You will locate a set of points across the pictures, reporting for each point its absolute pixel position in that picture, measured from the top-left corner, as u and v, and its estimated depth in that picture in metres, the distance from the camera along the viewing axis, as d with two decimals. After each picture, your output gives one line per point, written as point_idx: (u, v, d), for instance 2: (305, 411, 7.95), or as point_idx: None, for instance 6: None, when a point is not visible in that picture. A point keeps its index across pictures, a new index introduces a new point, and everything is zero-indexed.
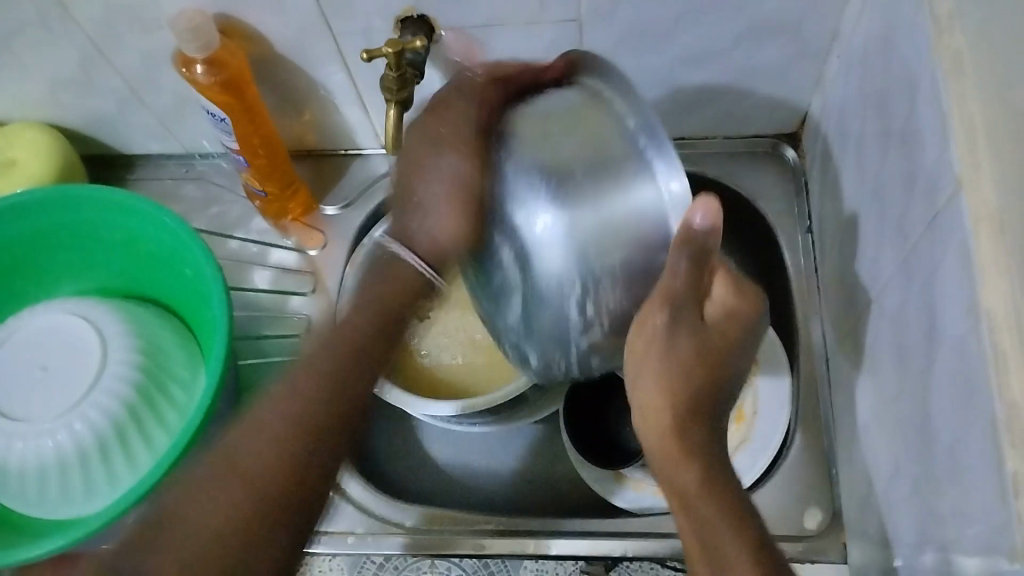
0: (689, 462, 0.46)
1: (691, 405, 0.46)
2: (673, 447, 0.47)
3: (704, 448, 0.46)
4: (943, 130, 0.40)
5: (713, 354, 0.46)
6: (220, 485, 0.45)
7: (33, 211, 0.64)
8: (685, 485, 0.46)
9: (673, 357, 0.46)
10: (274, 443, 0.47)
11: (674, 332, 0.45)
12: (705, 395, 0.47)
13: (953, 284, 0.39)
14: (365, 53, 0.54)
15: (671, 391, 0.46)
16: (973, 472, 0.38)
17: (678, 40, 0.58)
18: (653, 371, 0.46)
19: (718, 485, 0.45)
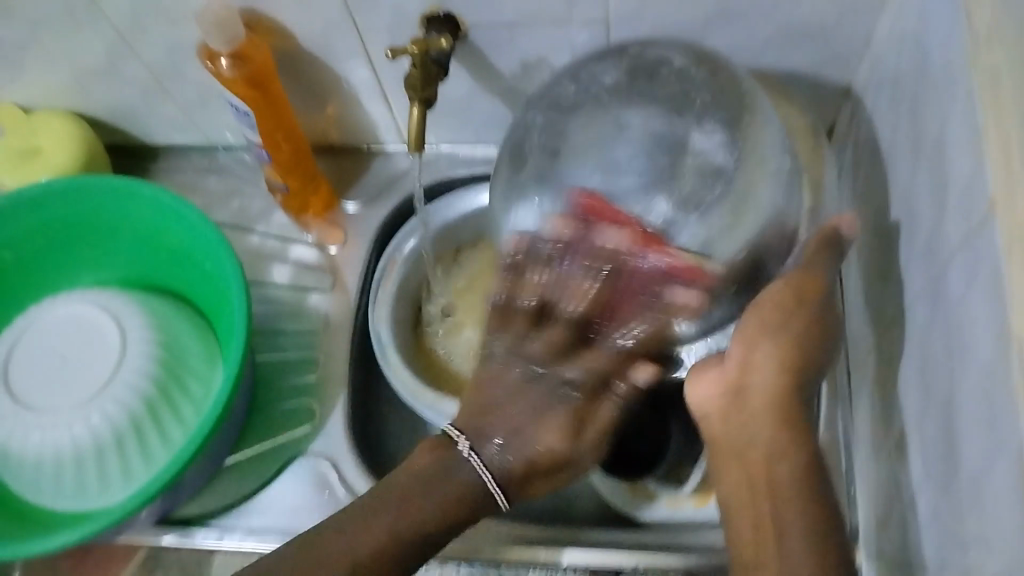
0: (791, 447, 0.46)
1: (804, 376, 0.48)
2: (764, 416, 0.47)
3: (803, 438, 0.46)
4: (977, 146, 0.39)
5: (822, 337, 0.48)
6: (335, 541, 0.47)
7: (58, 201, 0.65)
8: (773, 453, 0.46)
9: (805, 331, 0.48)
10: (361, 531, 0.48)
11: (803, 306, 0.48)
12: (808, 358, 0.48)
13: (982, 304, 0.38)
14: (389, 53, 0.54)
15: (785, 354, 0.47)
16: (994, 499, 0.37)
17: (707, 43, 0.57)
18: (779, 335, 0.47)
19: (799, 452, 0.46)
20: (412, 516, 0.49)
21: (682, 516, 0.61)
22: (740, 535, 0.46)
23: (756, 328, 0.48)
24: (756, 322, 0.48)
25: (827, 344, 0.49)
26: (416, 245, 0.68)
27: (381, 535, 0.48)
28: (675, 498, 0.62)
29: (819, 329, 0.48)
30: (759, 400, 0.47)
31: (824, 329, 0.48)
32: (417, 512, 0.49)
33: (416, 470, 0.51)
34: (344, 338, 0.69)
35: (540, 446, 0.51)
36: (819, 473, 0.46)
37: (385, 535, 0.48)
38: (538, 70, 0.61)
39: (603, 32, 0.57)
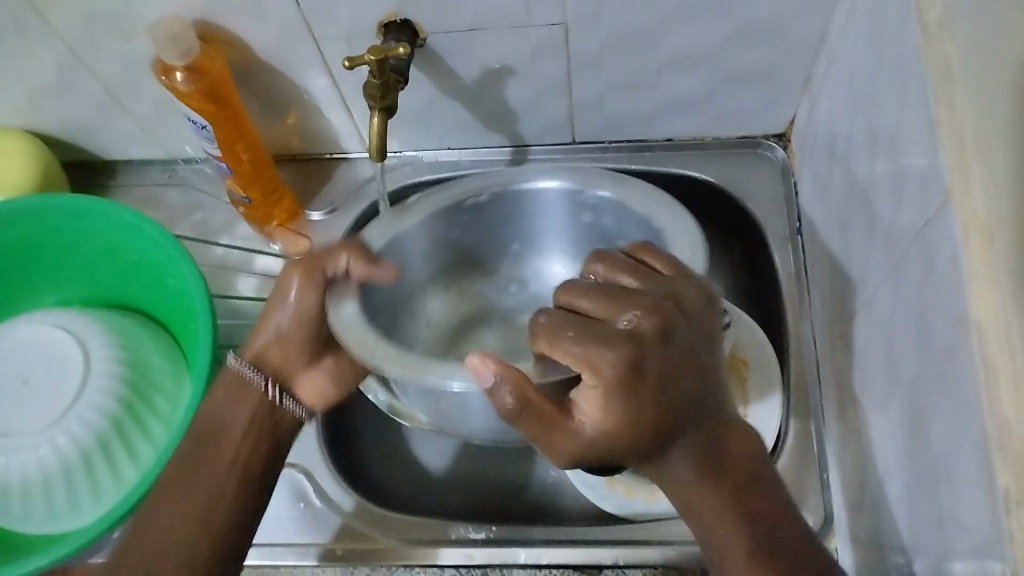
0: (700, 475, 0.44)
1: (659, 410, 0.42)
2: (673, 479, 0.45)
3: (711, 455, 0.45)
4: (932, 136, 0.40)
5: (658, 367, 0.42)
6: (166, 514, 0.51)
7: (14, 221, 0.63)
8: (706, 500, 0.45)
9: (631, 387, 0.41)
10: (211, 492, 0.53)
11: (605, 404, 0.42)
12: (656, 381, 0.42)
13: (942, 291, 0.39)
14: (348, 61, 0.53)
15: (628, 417, 0.42)
16: (961, 481, 0.38)
17: (665, 42, 0.58)
18: (611, 421, 0.42)
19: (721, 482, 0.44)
20: (192, 505, 0.52)
21: (659, 509, 0.62)
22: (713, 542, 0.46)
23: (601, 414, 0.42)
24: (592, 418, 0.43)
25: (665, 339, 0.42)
26: None
27: (203, 527, 0.51)
28: (653, 491, 0.62)
29: (641, 358, 0.41)
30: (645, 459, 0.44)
31: (691, 346, 0.43)
32: (247, 469, 0.55)
33: (246, 419, 0.56)
34: None
35: (614, 437, 0.43)
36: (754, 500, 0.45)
37: (175, 517, 0.51)
38: (499, 74, 0.61)
39: (562, 34, 0.57)
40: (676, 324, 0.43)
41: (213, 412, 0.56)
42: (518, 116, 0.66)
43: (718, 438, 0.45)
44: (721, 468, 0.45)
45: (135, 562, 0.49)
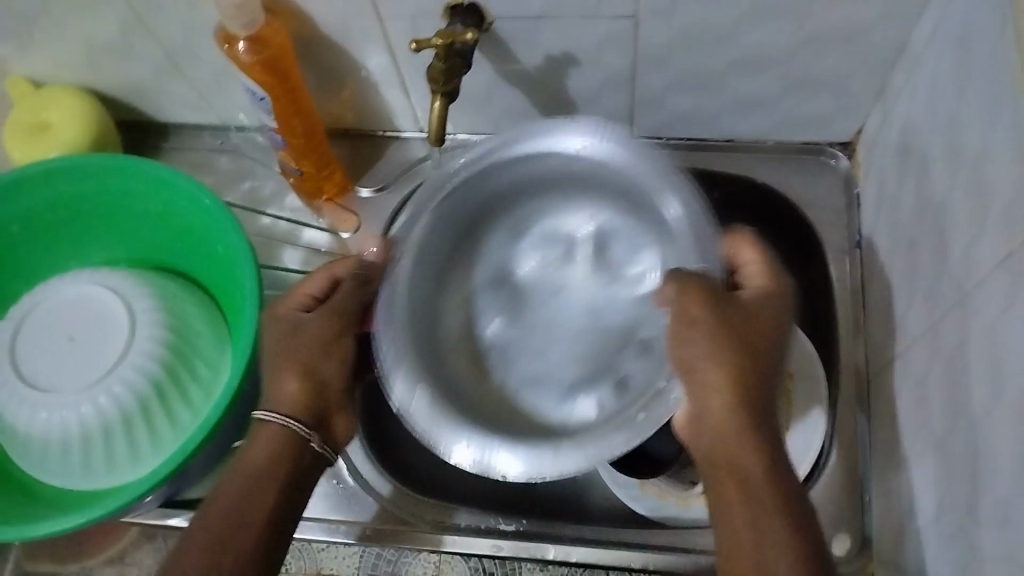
0: (749, 446, 0.42)
1: (757, 353, 0.44)
2: (727, 443, 0.42)
3: (764, 438, 0.43)
4: (1021, 166, 0.38)
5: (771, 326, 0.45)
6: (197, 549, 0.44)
7: (68, 178, 0.64)
8: (750, 469, 0.41)
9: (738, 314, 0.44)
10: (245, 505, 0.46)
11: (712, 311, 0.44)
12: (763, 328, 0.45)
13: (1019, 330, 0.37)
14: (414, 44, 0.52)
15: (730, 339, 0.43)
16: (1022, 527, 0.36)
17: (738, 41, 0.56)
18: (710, 329, 0.44)
19: (779, 475, 0.42)
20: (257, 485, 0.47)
21: (690, 516, 0.61)
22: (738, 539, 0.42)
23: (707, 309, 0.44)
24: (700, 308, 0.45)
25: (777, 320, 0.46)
26: None
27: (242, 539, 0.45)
28: (686, 498, 0.62)
29: (765, 303, 0.46)
30: (718, 408, 0.43)
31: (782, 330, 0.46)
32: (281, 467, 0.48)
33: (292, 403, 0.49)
34: None
35: (708, 343, 0.43)
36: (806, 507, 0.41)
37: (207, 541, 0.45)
38: (562, 63, 0.60)
39: (632, 26, 0.56)
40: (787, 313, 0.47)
41: (254, 448, 0.48)
42: (578, 106, 0.65)
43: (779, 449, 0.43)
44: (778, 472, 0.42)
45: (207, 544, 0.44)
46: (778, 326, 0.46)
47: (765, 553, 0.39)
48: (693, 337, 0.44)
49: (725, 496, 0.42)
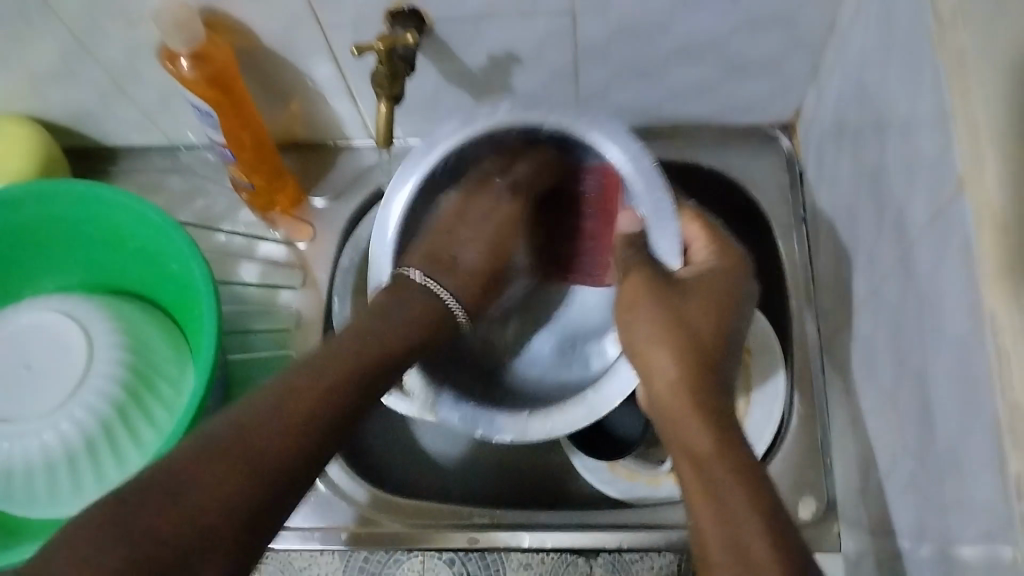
0: (698, 421, 0.45)
1: (704, 333, 0.48)
2: (682, 417, 0.46)
3: (719, 411, 0.46)
4: (944, 127, 0.40)
5: (728, 304, 0.49)
6: (204, 471, 0.43)
7: (14, 206, 0.63)
8: (696, 441, 0.45)
9: (693, 300, 0.49)
10: (265, 447, 0.45)
11: (656, 303, 0.50)
12: (721, 306, 0.49)
13: (953, 282, 0.39)
14: (355, 50, 0.53)
15: (669, 319, 0.49)
16: (971, 471, 0.38)
17: (673, 31, 0.58)
18: (649, 319, 0.50)
19: (732, 447, 0.44)
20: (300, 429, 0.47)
21: (660, 495, 0.62)
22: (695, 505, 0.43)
23: (643, 299, 0.50)
24: (636, 296, 0.51)
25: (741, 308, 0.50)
26: None
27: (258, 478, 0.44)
28: (656, 476, 0.63)
29: (725, 282, 0.50)
30: (668, 390, 0.47)
31: (729, 295, 0.50)
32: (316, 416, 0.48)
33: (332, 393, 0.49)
34: (316, 333, 0.69)
35: (646, 328, 0.49)
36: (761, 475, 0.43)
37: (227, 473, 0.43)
38: (505, 61, 0.61)
39: (570, 22, 0.57)
40: (744, 286, 0.51)
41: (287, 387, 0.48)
42: None
43: (732, 421, 0.46)
44: (730, 439, 0.45)
45: (204, 460, 0.43)
46: (731, 297, 0.50)
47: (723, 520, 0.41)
48: (644, 323, 0.50)
49: (685, 475, 0.45)
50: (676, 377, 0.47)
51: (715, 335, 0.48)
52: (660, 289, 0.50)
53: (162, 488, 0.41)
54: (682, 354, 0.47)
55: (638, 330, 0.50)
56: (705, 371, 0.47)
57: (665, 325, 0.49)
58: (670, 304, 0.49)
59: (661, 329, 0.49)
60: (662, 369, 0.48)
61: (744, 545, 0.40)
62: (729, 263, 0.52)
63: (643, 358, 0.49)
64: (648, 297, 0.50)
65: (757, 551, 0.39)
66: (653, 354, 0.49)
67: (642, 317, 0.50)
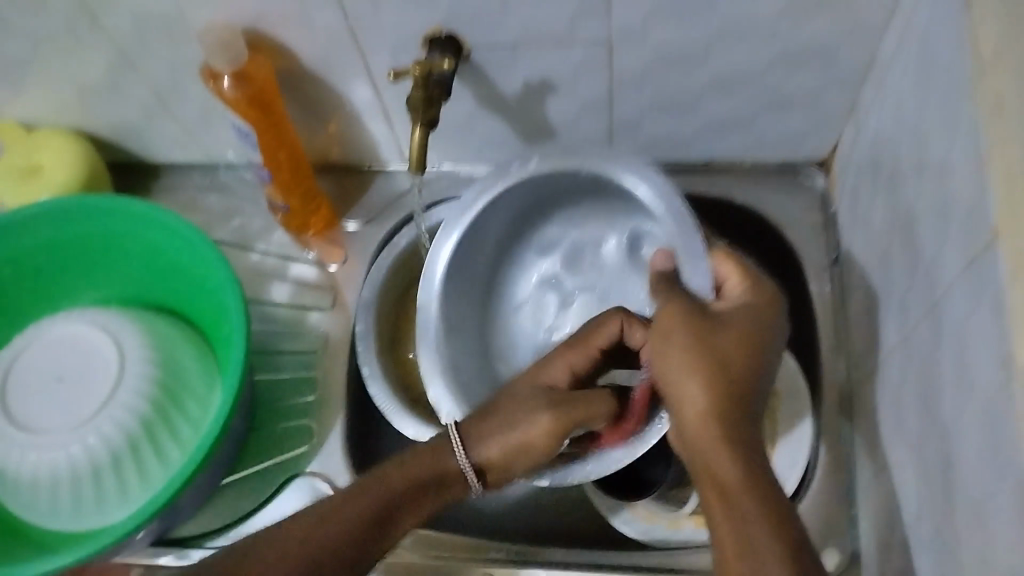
0: (728, 453, 0.43)
1: (738, 372, 0.45)
2: (717, 458, 0.43)
3: (748, 449, 0.44)
4: (982, 168, 0.39)
5: (760, 340, 0.46)
6: None
7: (55, 218, 0.64)
8: (727, 477, 0.43)
9: (732, 330, 0.46)
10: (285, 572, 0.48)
11: (692, 330, 0.46)
12: (750, 344, 0.46)
13: (984, 328, 0.38)
14: (392, 74, 0.54)
15: (703, 354, 0.45)
16: (997, 526, 0.37)
17: (709, 65, 0.57)
18: (682, 347, 0.46)
19: (761, 486, 0.43)
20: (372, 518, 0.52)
21: (678, 539, 0.61)
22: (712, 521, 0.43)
23: (688, 322, 0.46)
24: (676, 322, 0.47)
25: (771, 343, 0.47)
26: (412, 240, 0.69)
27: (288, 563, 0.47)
28: (675, 520, 0.61)
29: (758, 315, 0.47)
30: (697, 421, 0.45)
31: (760, 331, 0.47)
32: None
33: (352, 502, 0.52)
34: (342, 356, 0.69)
35: (680, 358, 0.45)
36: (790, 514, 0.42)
37: None
38: (540, 91, 0.61)
39: (606, 53, 0.57)
40: (776, 320, 0.48)
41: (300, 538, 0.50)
42: (558, 134, 0.66)
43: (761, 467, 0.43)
44: (760, 473, 0.43)
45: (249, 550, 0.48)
46: (766, 336, 0.47)
47: (740, 543, 0.41)
48: (676, 356, 0.46)
49: (714, 514, 0.43)
50: (710, 410, 0.44)
51: (747, 376, 0.45)
52: (688, 307, 0.47)
53: None
54: (712, 385, 0.44)
55: (669, 348, 0.46)
56: (740, 410, 0.45)
57: (705, 364, 0.45)
58: (700, 331, 0.46)
59: (700, 368, 0.45)
60: (689, 402, 0.45)
61: (761, 563, 0.40)
62: (761, 300, 0.48)
63: (668, 386, 0.46)
64: (689, 327, 0.46)
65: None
66: (692, 395, 0.45)
67: (676, 348, 0.46)
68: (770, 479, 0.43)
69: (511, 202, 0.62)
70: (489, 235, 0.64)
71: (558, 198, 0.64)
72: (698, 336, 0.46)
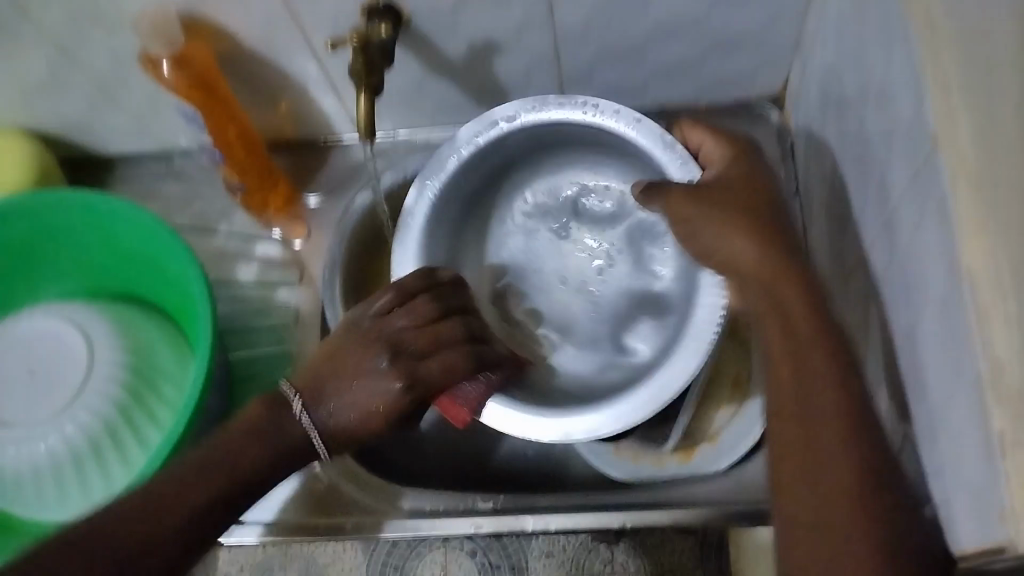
0: (811, 316, 0.45)
1: (782, 251, 0.47)
2: (801, 329, 0.44)
3: (828, 326, 0.45)
4: (917, 89, 0.40)
5: (776, 220, 0.49)
6: (183, 496, 0.47)
7: (10, 219, 0.64)
8: (809, 336, 0.44)
9: (742, 211, 0.49)
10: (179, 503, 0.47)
11: (708, 212, 0.49)
12: (772, 229, 0.48)
13: (934, 244, 0.39)
14: (330, 45, 0.54)
15: (748, 230, 0.48)
16: (960, 433, 0.38)
17: (652, 10, 0.57)
18: (715, 219, 0.49)
19: (841, 356, 0.44)
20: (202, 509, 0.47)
21: (664, 473, 0.62)
22: (785, 422, 0.44)
23: (697, 193, 0.50)
24: (687, 197, 0.51)
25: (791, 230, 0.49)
26: (369, 203, 0.69)
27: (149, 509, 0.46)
28: (659, 457, 0.63)
29: (757, 195, 0.50)
30: (759, 279, 0.47)
31: (775, 217, 0.49)
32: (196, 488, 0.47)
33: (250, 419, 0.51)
34: (313, 328, 0.69)
35: (725, 246, 0.48)
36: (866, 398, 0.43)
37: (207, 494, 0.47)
38: (487, 50, 0.61)
39: (548, 6, 0.57)
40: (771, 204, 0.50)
41: (217, 450, 0.49)
42: (509, 90, 0.66)
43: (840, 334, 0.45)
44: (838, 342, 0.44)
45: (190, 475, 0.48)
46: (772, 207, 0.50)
47: (812, 446, 0.42)
48: (733, 241, 0.48)
49: (782, 375, 0.45)
50: (757, 275, 0.47)
51: (784, 255, 0.47)
52: (709, 185, 0.51)
53: (149, 498, 0.46)
54: (765, 259, 0.47)
55: (705, 218, 0.49)
56: (806, 288, 0.46)
57: (755, 233, 0.48)
58: (716, 206, 0.50)
59: (749, 244, 0.48)
60: (749, 273, 0.47)
61: (822, 460, 0.42)
62: (744, 164, 0.53)
63: (725, 263, 0.49)
64: (698, 202, 0.50)
65: (847, 470, 0.41)
66: (742, 263, 0.47)
67: (710, 223, 0.49)
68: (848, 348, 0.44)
69: (487, 153, 0.62)
70: (465, 182, 0.63)
71: (546, 141, 0.64)
72: (714, 214, 0.49)
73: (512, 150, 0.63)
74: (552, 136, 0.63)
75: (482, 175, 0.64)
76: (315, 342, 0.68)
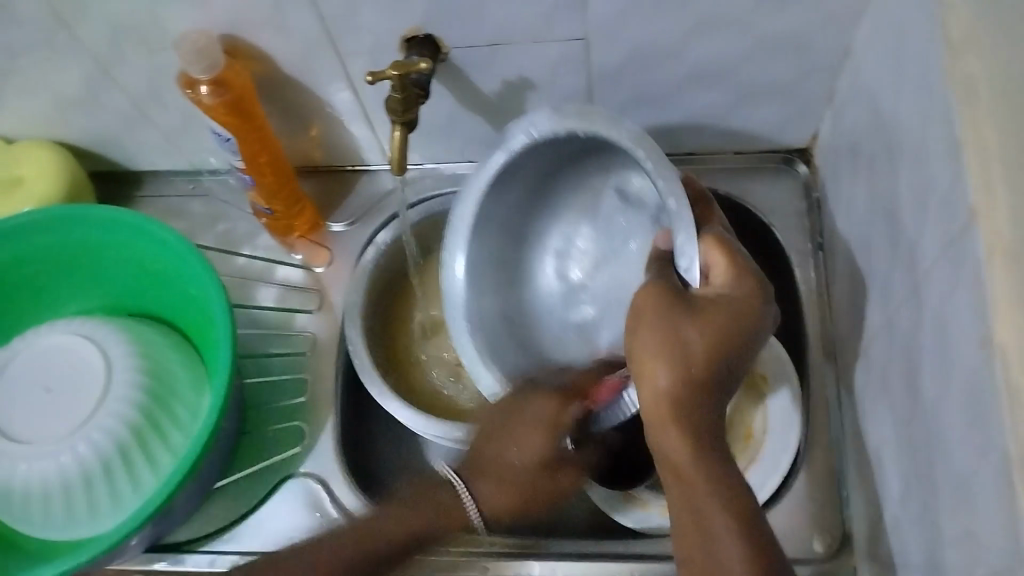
0: (688, 444, 0.47)
1: (704, 372, 0.47)
2: (677, 449, 0.47)
3: (708, 437, 0.47)
4: (954, 154, 0.40)
5: (730, 332, 0.47)
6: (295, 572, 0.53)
7: (35, 231, 0.64)
8: (683, 463, 0.47)
9: (688, 316, 0.47)
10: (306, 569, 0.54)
11: (640, 323, 0.48)
12: (720, 341, 0.47)
13: (965, 311, 0.39)
14: (369, 77, 0.53)
15: (673, 344, 0.47)
16: (983, 505, 0.37)
17: (687, 59, 0.58)
18: (651, 333, 0.48)
19: (716, 474, 0.47)
20: None
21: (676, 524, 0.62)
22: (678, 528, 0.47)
23: (654, 294, 0.48)
24: (648, 297, 0.48)
25: (747, 333, 0.48)
26: (394, 234, 0.70)
27: None
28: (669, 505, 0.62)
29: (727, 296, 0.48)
30: (656, 404, 0.48)
31: (724, 321, 0.47)
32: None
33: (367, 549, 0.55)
34: (331, 358, 0.69)
35: (643, 353, 0.48)
36: (742, 490, 0.46)
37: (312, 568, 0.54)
38: (519, 89, 0.61)
39: (583, 49, 0.57)
40: (749, 309, 0.48)
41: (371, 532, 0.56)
42: None
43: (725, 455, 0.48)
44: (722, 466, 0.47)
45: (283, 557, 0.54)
46: (747, 326, 0.48)
47: (703, 548, 0.46)
48: (646, 354, 0.48)
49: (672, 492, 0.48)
50: (669, 399, 0.47)
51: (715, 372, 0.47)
52: (655, 281, 0.49)
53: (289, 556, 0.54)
54: (678, 378, 0.47)
55: (656, 326, 0.47)
56: (711, 410, 0.48)
57: (672, 349, 0.47)
58: (677, 313, 0.47)
59: (672, 356, 0.47)
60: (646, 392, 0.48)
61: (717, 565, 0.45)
62: (746, 283, 0.49)
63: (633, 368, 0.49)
64: (659, 306, 0.48)
65: None
66: (654, 376, 0.48)
67: (650, 334, 0.48)
68: (724, 462, 0.47)
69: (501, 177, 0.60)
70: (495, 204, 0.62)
71: (561, 158, 0.61)
72: (668, 321, 0.47)
73: (557, 157, 0.61)
74: (577, 157, 0.61)
75: (507, 205, 0.63)
76: (333, 374, 0.68)
